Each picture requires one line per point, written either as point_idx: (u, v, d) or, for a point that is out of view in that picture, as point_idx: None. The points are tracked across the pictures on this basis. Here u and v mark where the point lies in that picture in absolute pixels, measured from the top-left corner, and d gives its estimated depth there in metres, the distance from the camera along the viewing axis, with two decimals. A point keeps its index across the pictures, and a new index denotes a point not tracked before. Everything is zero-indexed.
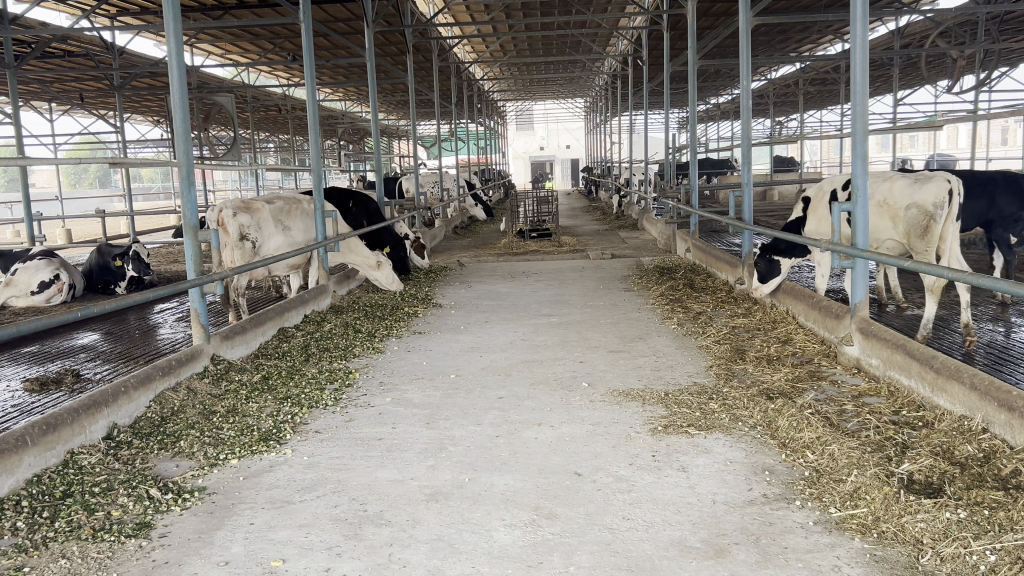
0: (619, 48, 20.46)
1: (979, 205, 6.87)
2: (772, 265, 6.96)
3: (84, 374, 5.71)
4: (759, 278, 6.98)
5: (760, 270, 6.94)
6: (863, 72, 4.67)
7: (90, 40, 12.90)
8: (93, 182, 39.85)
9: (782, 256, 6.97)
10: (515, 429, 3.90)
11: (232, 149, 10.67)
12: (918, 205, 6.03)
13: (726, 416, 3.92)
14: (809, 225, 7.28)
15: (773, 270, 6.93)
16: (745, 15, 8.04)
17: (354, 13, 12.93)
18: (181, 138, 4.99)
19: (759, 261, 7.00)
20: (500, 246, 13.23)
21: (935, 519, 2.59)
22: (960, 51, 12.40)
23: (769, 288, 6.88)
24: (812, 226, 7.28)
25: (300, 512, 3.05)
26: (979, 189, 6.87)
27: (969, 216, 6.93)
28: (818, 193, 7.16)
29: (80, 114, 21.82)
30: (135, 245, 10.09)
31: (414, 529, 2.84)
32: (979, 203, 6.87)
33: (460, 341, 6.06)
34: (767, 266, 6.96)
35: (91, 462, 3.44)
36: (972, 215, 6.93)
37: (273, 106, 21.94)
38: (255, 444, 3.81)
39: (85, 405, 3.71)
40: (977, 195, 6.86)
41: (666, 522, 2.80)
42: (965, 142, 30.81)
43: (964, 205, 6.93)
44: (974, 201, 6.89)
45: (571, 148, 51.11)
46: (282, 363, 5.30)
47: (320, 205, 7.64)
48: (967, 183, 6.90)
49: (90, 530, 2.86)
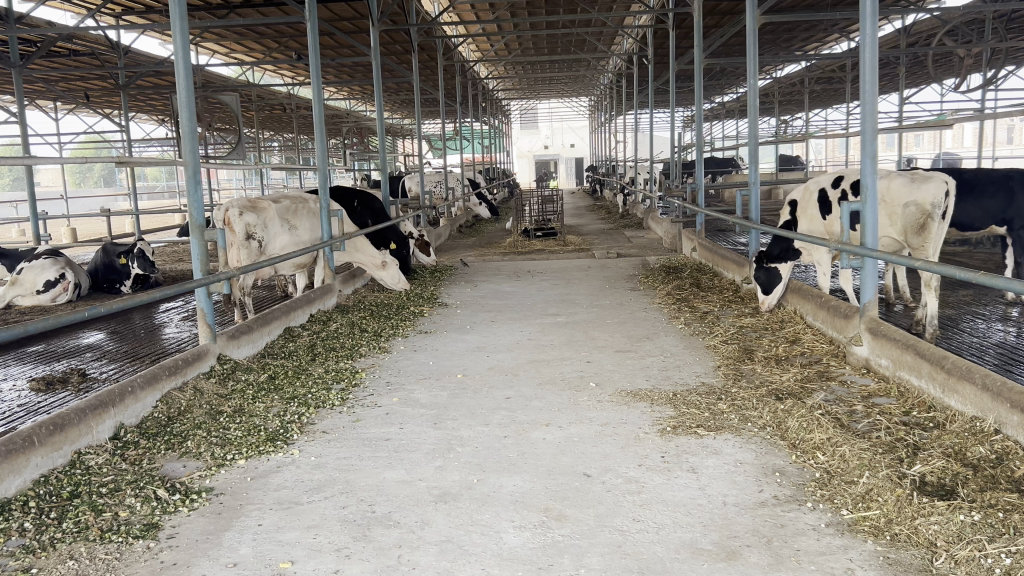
0: (624, 47, 20.46)
1: (996, 203, 6.86)
2: (770, 273, 6.72)
3: (89, 374, 5.71)
4: (762, 290, 6.68)
5: (761, 281, 6.66)
6: (874, 71, 4.64)
7: (95, 39, 12.90)
8: (98, 181, 39.95)
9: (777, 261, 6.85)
10: (522, 430, 3.89)
11: (237, 147, 10.62)
12: (915, 204, 6.03)
13: (736, 416, 3.91)
14: (804, 225, 7.30)
15: (773, 278, 6.66)
16: (751, 13, 7.99)
17: (358, 12, 12.91)
18: (187, 137, 4.98)
19: (759, 272, 6.75)
20: (505, 246, 13.19)
21: (949, 521, 2.56)
22: (966, 50, 12.34)
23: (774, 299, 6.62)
24: (806, 225, 7.30)
25: (309, 513, 3.04)
26: (995, 187, 6.85)
27: (986, 215, 6.92)
28: (807, 194, 7.18)
29: (86, 113, 21.86)
30: (139, 242, 9.99)
31: (424, 531, 2.83)
32: (996, 201, 6.86)
33: (468, 340, 6.05)
34: (767, 274, 6.72)
35: (99, 463, 3.43)
36: (988, 213, 6.92)
37: (278, 105, 21.95)
38: (263, 444, 3.80)
39: (92, 405, 3.70)
40: (994, 193, 6.84)
41: (677, 524, 2.79)
42: (971, 141, 30.75)
43: (982, 203, 6.90)
44: (991, 199, 6.88)
45: (576, 147, 50.98)
46: (288, 363, 5.29)
47: (327, 205, 7.65)
48: (984, 181, 6.86)
49: (98, 531, 2.86)
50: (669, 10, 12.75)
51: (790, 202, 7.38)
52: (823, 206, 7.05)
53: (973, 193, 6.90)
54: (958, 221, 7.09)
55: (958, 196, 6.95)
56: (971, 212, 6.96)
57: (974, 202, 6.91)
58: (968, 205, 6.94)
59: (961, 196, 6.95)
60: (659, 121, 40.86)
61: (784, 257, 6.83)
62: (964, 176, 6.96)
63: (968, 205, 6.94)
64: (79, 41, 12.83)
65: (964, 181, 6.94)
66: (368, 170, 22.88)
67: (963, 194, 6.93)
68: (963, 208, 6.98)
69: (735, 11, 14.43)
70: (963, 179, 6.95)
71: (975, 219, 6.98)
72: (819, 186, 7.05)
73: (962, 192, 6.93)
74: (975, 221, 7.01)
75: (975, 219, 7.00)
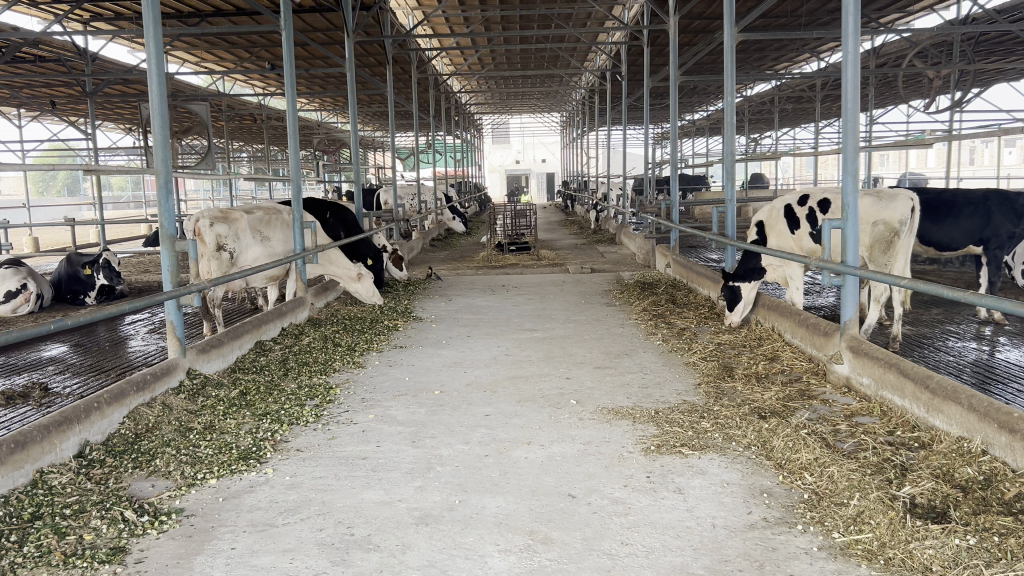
0: (598, 64, 20.60)
1: (974, 224, 6.99)
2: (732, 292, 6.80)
3: (52, 388, 5.53)
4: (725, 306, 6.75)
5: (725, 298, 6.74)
6: (856, 87, 4.64)
7: (62, 45, 12.62)
8: (62, 190, 39.22)
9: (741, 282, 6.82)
10: (504, 448, 3.80)
11: (207, 157, 10.43)
12: (883, 221, 6.10)
13: (719, 435, 3.85)
14: (771, 242, 7.34)
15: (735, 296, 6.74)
16: (729, 31, 7.95)
17: (332, 23, 12.78)
18: (159, 145, 4.85)
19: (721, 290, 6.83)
20: (479, 259, 13.07)
21: (944, 545, 2.52)
22: (936, 71, 12.52)
23: (741, 315, 6.67)
24: (773, 242, 7.36)
25: (285, 536, 2.92)
26: (972, 208, 6.98)
27: (963, 235, 7.04)
28: (772, 213, 7.25)
29: (51, 121, 21.43)
30: (105, 253, 9.84)
31: (405, 555, 2.73)
32: (974, 222, 6.99)
33: (444, 355, 5.96)
34: (731, 292, 6.84)
35: (62, 482, 3.28)
36: (966, 233, 7.04)
37: (248, 116, 21.68)
38: (235, 462, 3.68)
39: (56, 421, 3.54)
40: (972, 214, 6.97)
41: (667, 547, 2.72)
42: (935, 162, 31.22)
43: (960, 223, 7.01)
44: (969, 220, 7.01)
45: (546, 163, 50.87)
46: (259, 378, 5.15)
47: (300, 216, 7.51)
48: (962, 202, 6.99)
49: (61, 556, 2.71)
50: (645, 27, 12.79)
51: (758, 222, 7.42)
52: (788, 223, 7.12)
53: (952, 214, 7.01)
54: (936, 242, 7.18)
55: (938, 217, 7.03)
56: (949, 234, 7.07)
57: (953, 222, 7.02)
58: (946, 226, 7.05)
59: (940, 218, 7.04)
60: (630, 137, 40.98)
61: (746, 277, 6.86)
62: (941, 198, 7.03)
63: (948, 227, 7.04)
64: (45, 47, 12.53)
65: (942, 203, 7.03)
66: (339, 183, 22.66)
67: (943, 216, 7.02)
68: (941, 230, 7.08)
69: (708, 30, 14.53)
70: (941, 200, 7.05)
71: (954, 239, 7.09)
72: (785, 203, 7.10)
73: (941, 213, 7.03)
74: (953, 242, 7.12)
75: (953, 240, 7.11)
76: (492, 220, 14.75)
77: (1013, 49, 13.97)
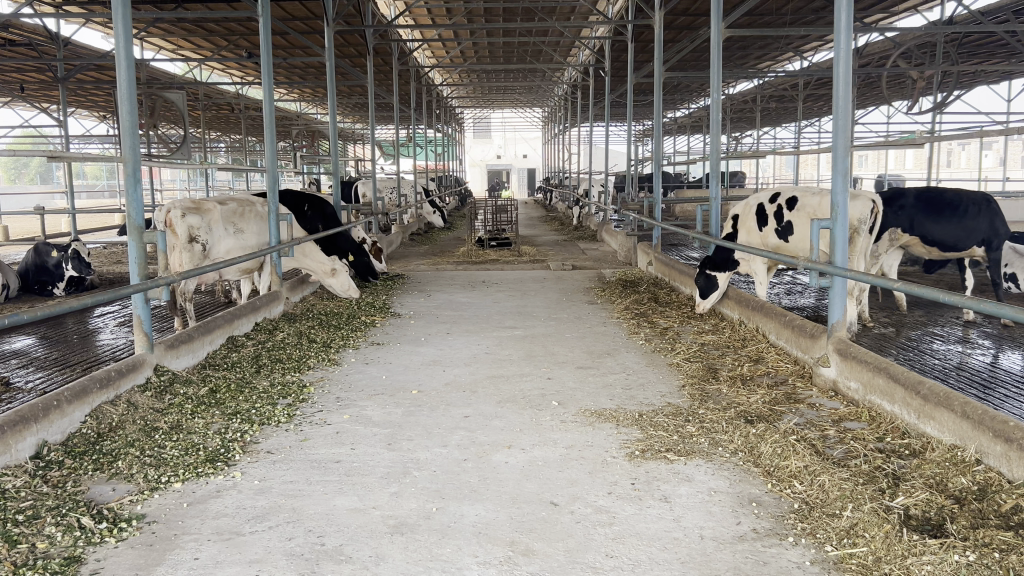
0: (581, 58, 20.53)
1: (978, 225, 6.98)
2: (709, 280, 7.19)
3: (14, 383, 5.32)
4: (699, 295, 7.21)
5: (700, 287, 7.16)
6: (846, 87, 4.52)
7: (32, 28, 12.29)
8: (35, 177, 38.77)
9: (717, 270, 7.21)
10: (484, 452, 3.67)
11: (181, 147, 10.14)
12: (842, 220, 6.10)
13: (705, 440, 3.73)
14: (743, 237, 7.36)
15: (711, 285, 7.15)
16: (715, 24, 7.70)
17: (312, 12, 12.60)
18: (128, 134, 4.65)
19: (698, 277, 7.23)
20: (459, 255, 12.87)
21: (942, 561, 2.42)
22: (920, 71, 12.44)
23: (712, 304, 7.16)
24: (744, 237, 7.40)
25: (250, 545, 2.77)
26: (977, 209, 6.97)
27: (967, 234, 7.01)
28: (746, 208, 7.27)
29: (22, 105, 20.97)
30: (75, 243, 9.54)
31: (378, 567, 2.59)
32: (978, 222, 6.98)
33: (422, 354, 5.79)
34: (707, 280, 7.20)
35: (16, 485, 3.08)
36: (971, 232, 7.02)
37: (225, 104, 21.38)
38: (202, 465, 3.51)
39: (11, 421, 3.35)
40: (976, 214, 6.95)
41: (653, 561, 2.60)
42: (914, 163, 31.26)
43: (965, 223, 6.98)
44: (973, 221, 6.99)
45: (527, 158, 50.72)
46: (230, 375, 4.97)
47: (274, 208, 7.31)
48: (967, 202, 6.95)
49: (10, 566, 2.52)
50: (630, 19, 12.68)
51: (733, 215, 7.47)
52: (759, 219, 7.13)
53: (956, 214, 6.98)
54: (940, 241, 7.11)
55: (940, 215, 6.99)
56: (953, 233, 7.02)
57: (957, 221, 6.98)
58: (950, 225, 7.00)
59: (943, 216, 7.00)
60: (614, 132, 40.88)
61: (727, 262, 7.26)
62: (945, 196, 6.99)
63: (951, 226, 7.00)
64: (15, 29, 12.20)
65: (946, 202, 6.99)
66: (316, 174, 22.46)
67: (946, 214, 6.98)
68: (944, 229, 7.03)
69: (692, 27, 14.42)
70: (946, 199, 7.00)
71: (958, 239, 7.05)
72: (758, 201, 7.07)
73: (945, 212, 6.99)
74: (957, 241, 7.07)
75: (957, 239, 7.06)
76: (472, 215, 14.56)
77: (996, 50, 13.93)
